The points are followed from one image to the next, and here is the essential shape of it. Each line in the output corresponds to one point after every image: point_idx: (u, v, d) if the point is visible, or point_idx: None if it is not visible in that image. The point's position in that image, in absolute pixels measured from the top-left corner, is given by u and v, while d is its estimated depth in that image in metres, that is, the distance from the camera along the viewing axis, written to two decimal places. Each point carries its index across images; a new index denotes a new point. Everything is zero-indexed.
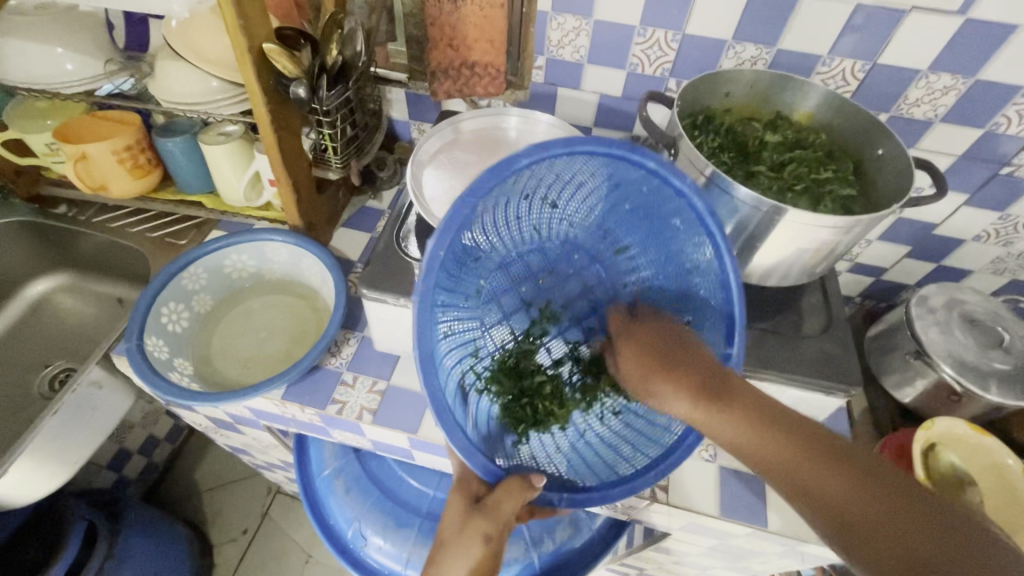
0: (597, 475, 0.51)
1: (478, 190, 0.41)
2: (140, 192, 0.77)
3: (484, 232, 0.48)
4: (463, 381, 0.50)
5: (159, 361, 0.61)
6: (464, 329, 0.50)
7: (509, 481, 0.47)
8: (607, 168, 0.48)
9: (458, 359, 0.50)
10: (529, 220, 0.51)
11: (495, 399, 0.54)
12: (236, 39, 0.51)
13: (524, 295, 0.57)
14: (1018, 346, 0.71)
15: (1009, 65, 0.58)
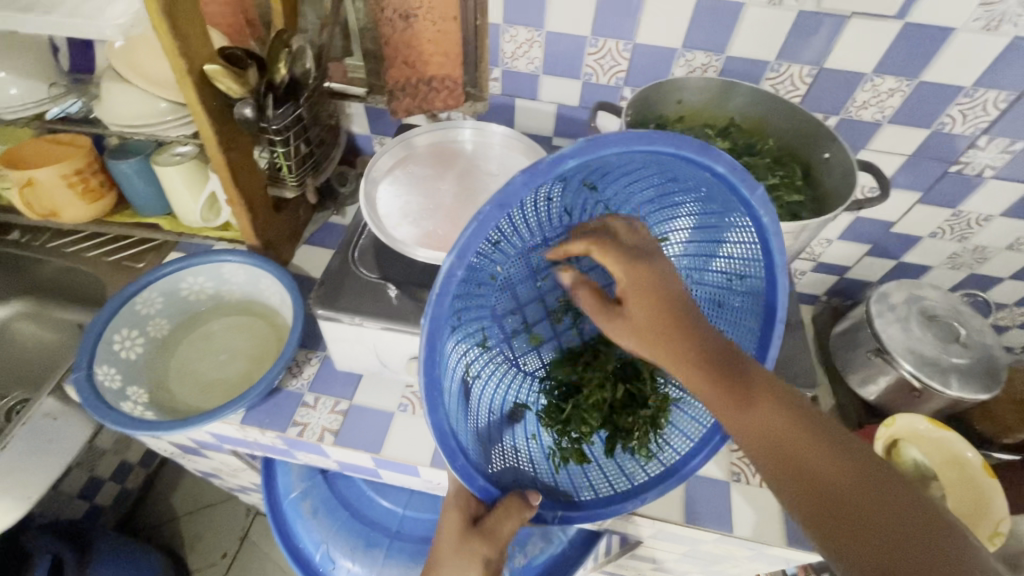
0: (591, 486, 0.52)
1: (510, 200, 0.36)
2: (94, 216, 0.75)
3: (504, 229, 0.43)
4: (468, 374, 0.48)
5: (111, 391, 0.60)
6: (476, 322, 0.48)
7: (507, 500, 0.47)
8: (665, 165, 0.42)
9: (464, 352, 0.47)
10: (561, 207, 0.47)
11: (502, 389, 0.53)
12: (173, 60, 0.50)
13: (540, 283, 0.53)
14: (975, 340, 0.73)
15: (950, 67, 0.60)
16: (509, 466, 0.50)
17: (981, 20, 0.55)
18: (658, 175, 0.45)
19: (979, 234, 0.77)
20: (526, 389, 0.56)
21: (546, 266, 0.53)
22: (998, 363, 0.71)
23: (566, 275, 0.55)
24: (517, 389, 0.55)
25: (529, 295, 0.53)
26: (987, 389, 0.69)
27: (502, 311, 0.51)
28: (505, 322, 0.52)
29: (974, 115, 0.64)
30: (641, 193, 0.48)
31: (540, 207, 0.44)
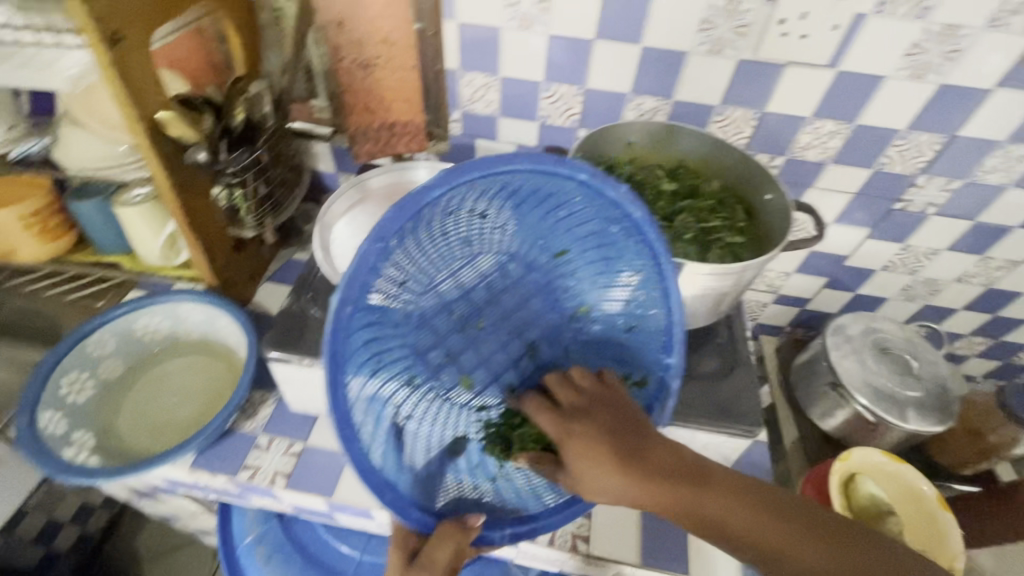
0: (541, 497, 0.53)
1: (385, 233, 0.40)
2: (52, 255, 0.75)
3: (396, 261, 0.43)
4: (398, 415, 0.49)
5: (54, 437, 0.58)
6: (397, 362, 0.47)
7: (443, 528, 0.48)
8: (539, 181, 0.45)
9: (389, 394, 0.47)
10: (459, 228, 0.47)
11: (434, 428, 0.51)
12: (125, 109, 0.51)
13: (458, 310, 0.51)
14: (928, 372, 0.74)
15: (883, 111, 0.62)
16: (453, 499, 0.52)
17: (908, 69, 0.58)
18: (542, 199, 0.47)
19: (929, 267, 0.80)
20: (465, 422, 0.53)
21: (461, 294, 0.51)
22: (951, 394, 0.72)
23: (487, 300, 0.52)
24: (455, 423, 0.52)
25: (448, 326, 0.50)
26: (942, 421, 0.70)
27: (425, 348, 0.49)
28: (429, 358, 0.50)
29: (911, 156, 0.66)
30: (540, 211, 0.48)
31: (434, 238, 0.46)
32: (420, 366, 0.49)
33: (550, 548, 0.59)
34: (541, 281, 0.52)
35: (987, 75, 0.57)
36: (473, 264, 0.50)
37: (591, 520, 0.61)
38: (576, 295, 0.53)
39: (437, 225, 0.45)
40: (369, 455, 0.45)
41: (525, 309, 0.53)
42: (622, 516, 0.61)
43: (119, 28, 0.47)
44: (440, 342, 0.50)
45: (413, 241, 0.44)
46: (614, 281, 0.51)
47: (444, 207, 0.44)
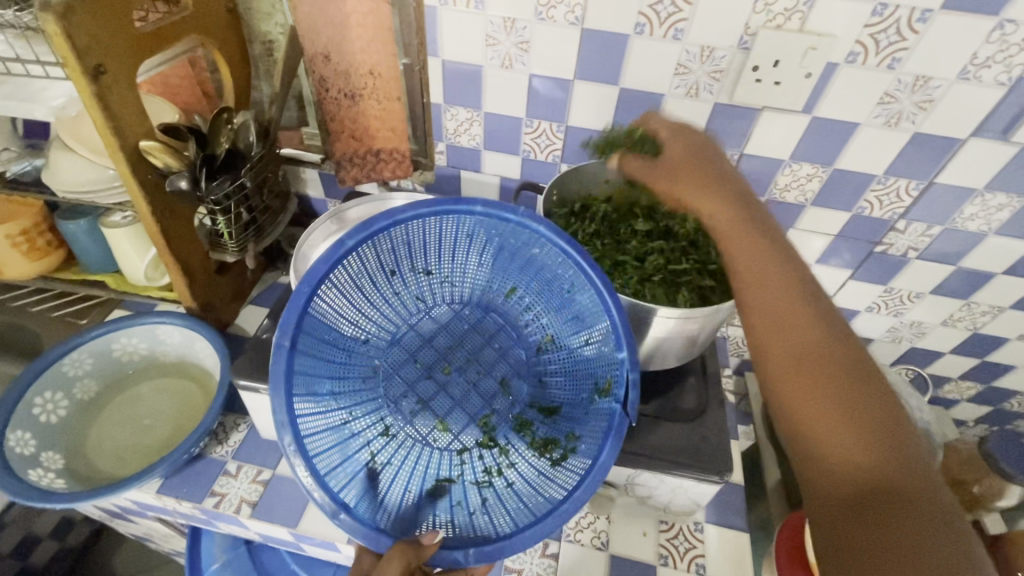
0: (515, 519, 0.49)
1: (310, 278, 0.49)
2: (40, 273, 0.76)
3: (352, 317, 0.56)
4: (373, 462, 0.53)
5: (22, 458, 0.58)
6: (368, 408, 0.56)
7: (398, 545, 0.45)
8: (444, 226, 0.56)
9: (361, 444, 0.53)
10: (409, 291, 0.61)
11: (414, 472, 0.54)
12: (107, 138, 0.52)
13: (425, 361, 0.60)
14: (910, 417, 0.73)
15: (860, 157, 0.63)
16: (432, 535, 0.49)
17: (882, 116, 0.59)
18: (461, 244, 0.59)
19: (913, 310, 0.79)
20: (446, 463, 0.55)
21: (424, 349, 0.61)
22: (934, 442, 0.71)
23: (448, 349, 0.61)
24: (434, 465, 0.55)
25: (416, 374, 0.60)
26: None
27: (397, 397, 0.58)
28: (403, 407, 0.58)
29: (890, 201, 0.66)
30: (473, 265, 0.60)
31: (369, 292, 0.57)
32: (394, 414, 0.57)
33: None
34: (489, 325, 0.62)
35: (961, 125, 0.58)
36: (431, 319, 0.62)
37: (558, 560, 0.59)
38: (528, 336, 0.62)
39: (385, 293, 0.59)
40: (325, 481, 0.48)
41: (484, 353, 0.61)
42: (589, 557, 0.60)
43: (101, 60, 0.48)
44: (411, 390, 0.59)
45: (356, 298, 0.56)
46: (552, 309, 0.59)
47: (383, 270, 0.57)
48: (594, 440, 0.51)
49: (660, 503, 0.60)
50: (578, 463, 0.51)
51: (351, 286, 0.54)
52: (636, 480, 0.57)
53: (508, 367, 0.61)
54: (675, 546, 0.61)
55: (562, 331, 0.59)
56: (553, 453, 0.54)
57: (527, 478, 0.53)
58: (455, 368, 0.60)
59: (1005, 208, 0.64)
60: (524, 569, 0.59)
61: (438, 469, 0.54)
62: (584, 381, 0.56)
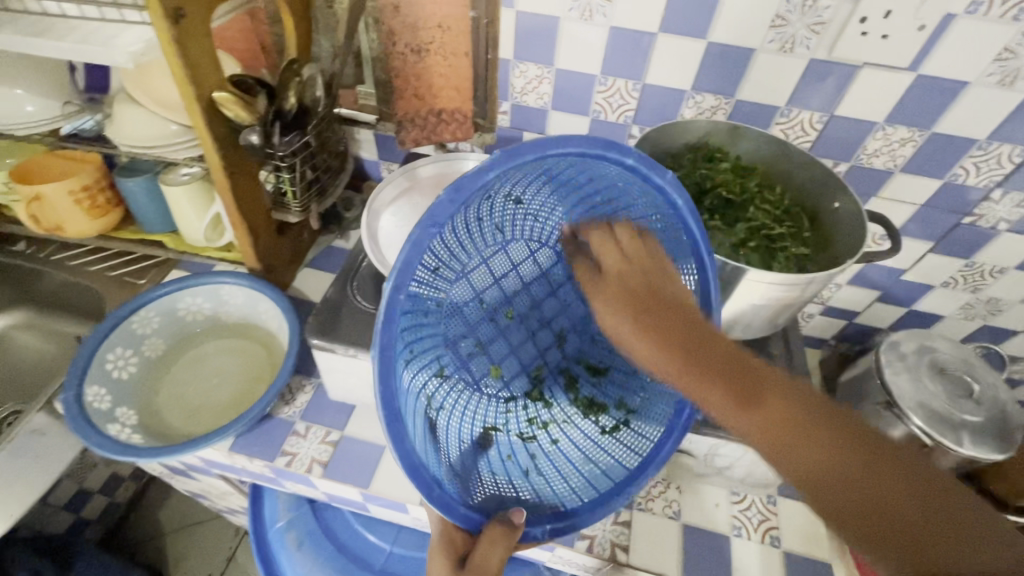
0: (571, 487, 0.52)
1: (438, 219, 0.38)
2: (99, 231, 0.76)
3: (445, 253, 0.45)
4: (430, 408, 0.48)
5: (100, 413, 0.59)
6: (435, 345, 0.49)
7: (490, 530, 0.46)
8: (578, 168, 0.44)
9: (422, 385, 0.47)
10: (491, 222, 0.49)
11: (467, 416, 0.52)
12: (183, 88, 0.50)
13: (488, 304, 0.55)
14: (988, 396, 0.70)
15: (963, 119, 0.59)
16: (490, 492, 0.50)
17: (996, 75, 0.55)
18: (568, 191, 0.49)
19: (992, 286, 0.76)
20: (494, 410, 0.54)
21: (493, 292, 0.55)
22: (1012, 422, 0.68)
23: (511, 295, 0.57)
24: (484, 411, 0.54)
25: (480, 316, 0.54)
26: (1002, 450, 0.66)
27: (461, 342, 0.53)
28: (462, 349, 0.53)
29: (988, 168, 0.63)
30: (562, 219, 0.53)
31: (470, 226, 0.46)
32: (453, 355, 0.51)
33: (587, 555, 0.57)
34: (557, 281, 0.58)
35: None
36: (504, 257, 0.54)
37: (630, 528, 0.59)
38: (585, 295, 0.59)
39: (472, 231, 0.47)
40: (416, 450, 0.43)
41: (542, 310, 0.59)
42: (662, 526, 0.59)
43: (181, 3, 0.46)
44: (472, 331, 0.54)
45: (451, 229, 0.44)
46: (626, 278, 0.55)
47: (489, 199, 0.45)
48: (655, 423, 0.52)
49: (736, 476, 0.58)
50: (642, 442, 0.52)
51: (454, 228, 0.44)
52: (716, 451, 0.56)
53: (561, 327, 0.60)
54: (748, 518, 0.60)
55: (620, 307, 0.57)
56: (601, 418, 0.55)
57: (579, 441, 0.54)
58: (515, 311, 0.58)
59: None
60: (597, 536, 0.58)
61: (489, 417, 0.54)
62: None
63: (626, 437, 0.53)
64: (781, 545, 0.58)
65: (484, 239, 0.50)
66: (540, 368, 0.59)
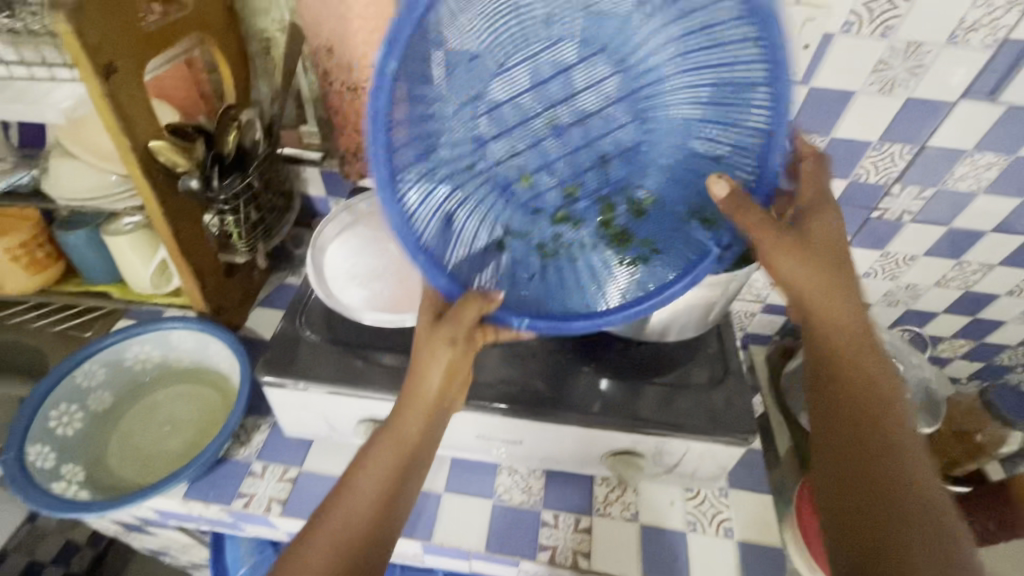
0: (582, 299, 0.52)
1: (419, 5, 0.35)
2: (40, 286, 0.75)
3: (414, 129, 0.40)
4: (450, 204, 0.45)
5: (42, 472, 0.57)
6: (475, 208, 0.47)
7: (467, 298, 0.47)
8: None
9: (427, 149, 0.42)
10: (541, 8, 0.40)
11: (481, 215, 0.47)
12: (117, 139, 0.51)
13: (501, 156, 0.45)
14: (913, 375, 0.75)
15: (856, 124, 0.65)
16: (491, 282, 0.50)
17: (876, 84, 0.61)
18: None
19: (908, 272, 0.82)
20: (513, 214, 0.49)
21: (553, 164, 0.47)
22: (936, 397, 0.74)
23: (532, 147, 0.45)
24: (506, 214, 0.48)
25: (539, 130, 0.45)
26: (928, 423, 0.71)
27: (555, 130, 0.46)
28: (511, 76, 0.42)
29: (886, 166, 0.69)
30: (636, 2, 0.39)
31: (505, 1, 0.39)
32: (483, 162, 0.45)
33: (551, 566, 0.58)
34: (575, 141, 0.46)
35: (951, 88, 0.60)
36: (522, 71, 0.42)
37: (591, 534, 0.60)
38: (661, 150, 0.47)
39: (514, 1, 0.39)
40: (411, 216, 0.43)
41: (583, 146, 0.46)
42: (621, 528, 0.61)
43: (113, 58, 0.48)
44: (503, 133, 0.44)
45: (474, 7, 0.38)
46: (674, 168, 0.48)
47: None
48: (675, 262, 0.51)
49: (686, 472, 0.61)
50: (663, 272, 0.52)
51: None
52: (664, 449, 0.58)
53: (614, 175, 0.48)
54: (703, 512, 0.63)
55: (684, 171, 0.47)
56: (625, 253, 0.51)
57: (592, 263, 0.51)
58: (563, 120, 0.45)
59: (993, 167, 0.67)
60: (558, 545, 0.60)
61: (508, 224, 0.49)
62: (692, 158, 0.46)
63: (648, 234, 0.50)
64: (735, 536, 0.61)
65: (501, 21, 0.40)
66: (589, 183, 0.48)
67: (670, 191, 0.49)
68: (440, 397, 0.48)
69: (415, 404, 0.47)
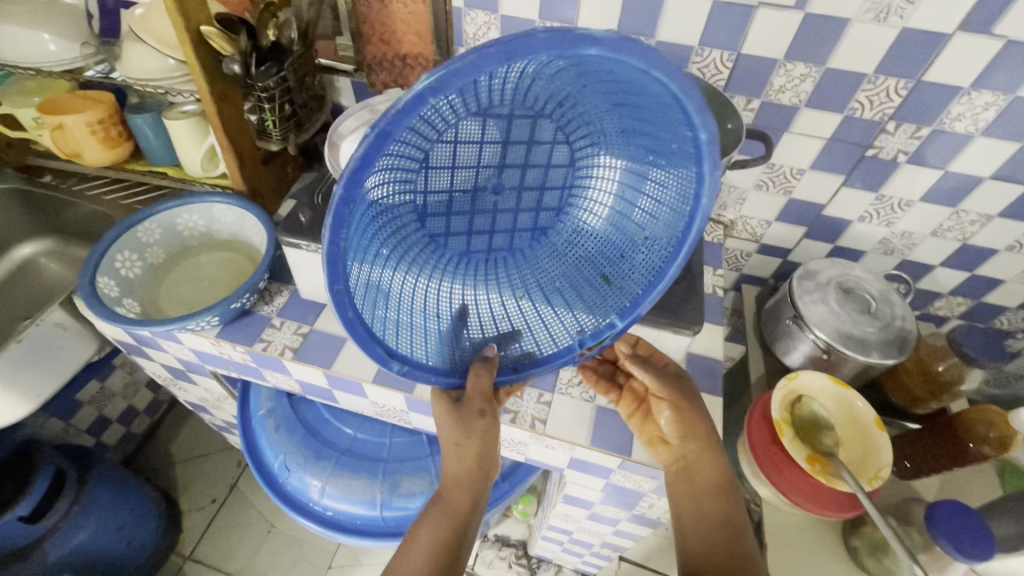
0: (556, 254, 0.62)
1: (516, 299, 0.62)
2: (113, 161, 0.87)
3: (441, 295, 0.58)
4: (400, 298, 0.54)
5: (108, 298, 0.71)
6: (417, 304, 0.56)
7: (477, 368, 0.57)
8: (573, 270, 0.62)
9: (422, 315, 0.57)
10: (521, 308, 0.62)
11: (412, 315, 0.56)
12: (175, 18, 0.61)
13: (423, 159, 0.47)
14: (884, 311, 0.79)
15: (851, 56, 0.67)
16: (484, 331, 0.61)
17: (871, 11, 0.62)
18: (608, 259, 0.61)
19: (903, 219, 0.84)
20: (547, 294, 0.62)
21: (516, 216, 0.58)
22: (907, 334, 0.77)
23: (535, 138, 0.52)
24: (568, 274, 0.62)
25: (497, 250, 0.61)
26: (898, 356, 0.75)
27: (523, 283, 0.62)
28: (551, 305, 0.62)
29: (880, 102, 0.70)
30: (553, 296, 0.62)
31: (482, 296, 0.61)
32: (485, 271, 0.61)
33: (511, 425, 0.68)
34: (554, 287, 0.62)
35: (946, 19, 0.61)
36: (462, 299, 0.60)
37: (551, 406, 0.70)
38: (566, 266, 0.62)
39: (507, 308, 0.62)
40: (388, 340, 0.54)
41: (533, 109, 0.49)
42: (578, 406, 0.70)
43: None
44: (477, 265, 0.60)
45: (480, 317, 0.61)
46: (590, 257, 0.62)
47: (581, 302, 0.61)
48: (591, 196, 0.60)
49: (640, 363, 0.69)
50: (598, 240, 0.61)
51: (473, 316, 0.60)
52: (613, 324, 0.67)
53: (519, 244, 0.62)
54: None
55: (575, 271, 0.62)
56: (607, 222, 0.61)
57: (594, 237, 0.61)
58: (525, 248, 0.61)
59: (991, 107, 0.67)
60: (520, 410, 0.69)
61: (592, 274, 0.61)
62: (582, 270, 0.62)
63: (572, 232, 0.62)
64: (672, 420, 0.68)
65: (552, 300, 0.62)
66: (626, 222, 0.59)
67: (618, 224, 0.59)
68: (475, 471, 0.58)
69: (456, 480, 0.58)
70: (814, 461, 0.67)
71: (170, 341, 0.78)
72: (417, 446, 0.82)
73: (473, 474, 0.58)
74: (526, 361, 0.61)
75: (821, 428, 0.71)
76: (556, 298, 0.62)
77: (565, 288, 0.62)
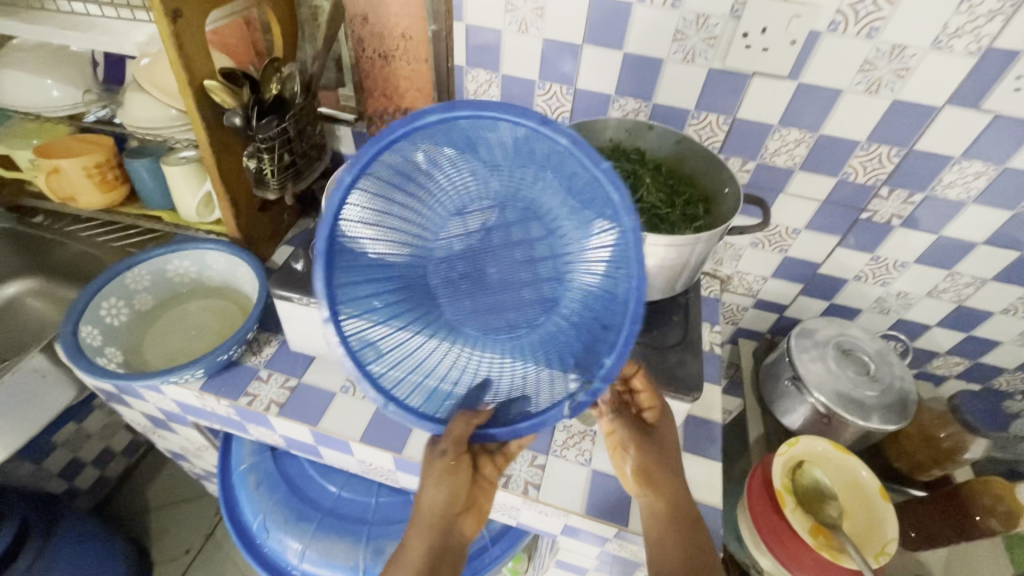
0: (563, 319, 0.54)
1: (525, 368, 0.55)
2: (107, 204, 0.86)
3: (456, 367, 0.56)
4: (412, 366, 0.56)
5: (89, 347, 0.69)
6: (430, 373, 0.56)
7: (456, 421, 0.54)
8: (581, 330, 0.54)
9: (433, 383, 0.56)
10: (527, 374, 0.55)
11: (422, 382, 0.56)
12: (179, 73, 0.62)
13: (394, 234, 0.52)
14: (884, 374, 0.77)
15: (844, 124, 0.68)
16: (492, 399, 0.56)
17: (863, 84, 0.64)
18: (610, 309, 0.52)
19: (898, 280, 0.84)
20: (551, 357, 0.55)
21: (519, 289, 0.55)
22: (907, 398, 0.76)
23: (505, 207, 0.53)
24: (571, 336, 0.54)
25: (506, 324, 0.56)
26: (899, 422, 0.74)
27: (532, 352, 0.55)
28: (558, 370, 0.54)
29: (873, 168, 0.71)
30: (559, 360, 0.55)
31: (494, 366, 0.56)
32: (495, 343, 0.56)
33: (504, 490, 0.65)
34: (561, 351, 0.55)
35: (936, 93, 0.63)
36: (471, 370, 0.56)
37: (545, 470, 0.67)
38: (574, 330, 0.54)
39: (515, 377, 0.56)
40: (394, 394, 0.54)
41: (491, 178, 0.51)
42: (573, 471, 0.67)
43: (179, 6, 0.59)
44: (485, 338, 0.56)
45: (491, 387, 0.56)
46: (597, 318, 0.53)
47: (585, 361, 0.53)
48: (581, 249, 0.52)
49: None
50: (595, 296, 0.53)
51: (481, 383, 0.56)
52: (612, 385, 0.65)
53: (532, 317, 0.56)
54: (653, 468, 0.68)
55: (584, 333, 0.54)
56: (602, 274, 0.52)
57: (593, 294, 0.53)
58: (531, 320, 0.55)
59: (982, 177, 0.68)
60: (513, 475, 0.67)
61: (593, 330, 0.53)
62: (588, 329, 0.54)
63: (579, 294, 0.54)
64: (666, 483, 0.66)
65: (558, 364, 0.55)
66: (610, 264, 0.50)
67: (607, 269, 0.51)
68: (440, 514, 0.56)
69: (419, 525, 0.56)
70: (818, 532, 0.65)
71: (151, 391, 0.75)
72: (405, 507, 0.78)
73: (438, 517, 0.56)
74: (517, 417, 0.55)
75: (824, 498, 0.68)
76: (562, 361, 0.55)
77: (575, 349, 0.54)
